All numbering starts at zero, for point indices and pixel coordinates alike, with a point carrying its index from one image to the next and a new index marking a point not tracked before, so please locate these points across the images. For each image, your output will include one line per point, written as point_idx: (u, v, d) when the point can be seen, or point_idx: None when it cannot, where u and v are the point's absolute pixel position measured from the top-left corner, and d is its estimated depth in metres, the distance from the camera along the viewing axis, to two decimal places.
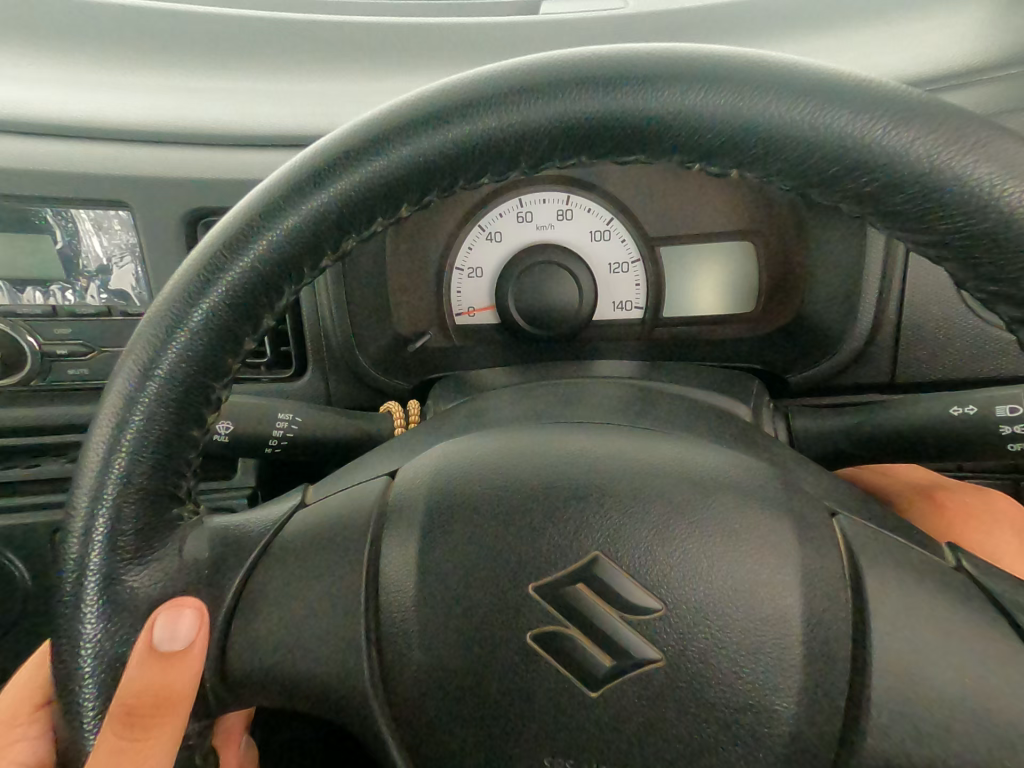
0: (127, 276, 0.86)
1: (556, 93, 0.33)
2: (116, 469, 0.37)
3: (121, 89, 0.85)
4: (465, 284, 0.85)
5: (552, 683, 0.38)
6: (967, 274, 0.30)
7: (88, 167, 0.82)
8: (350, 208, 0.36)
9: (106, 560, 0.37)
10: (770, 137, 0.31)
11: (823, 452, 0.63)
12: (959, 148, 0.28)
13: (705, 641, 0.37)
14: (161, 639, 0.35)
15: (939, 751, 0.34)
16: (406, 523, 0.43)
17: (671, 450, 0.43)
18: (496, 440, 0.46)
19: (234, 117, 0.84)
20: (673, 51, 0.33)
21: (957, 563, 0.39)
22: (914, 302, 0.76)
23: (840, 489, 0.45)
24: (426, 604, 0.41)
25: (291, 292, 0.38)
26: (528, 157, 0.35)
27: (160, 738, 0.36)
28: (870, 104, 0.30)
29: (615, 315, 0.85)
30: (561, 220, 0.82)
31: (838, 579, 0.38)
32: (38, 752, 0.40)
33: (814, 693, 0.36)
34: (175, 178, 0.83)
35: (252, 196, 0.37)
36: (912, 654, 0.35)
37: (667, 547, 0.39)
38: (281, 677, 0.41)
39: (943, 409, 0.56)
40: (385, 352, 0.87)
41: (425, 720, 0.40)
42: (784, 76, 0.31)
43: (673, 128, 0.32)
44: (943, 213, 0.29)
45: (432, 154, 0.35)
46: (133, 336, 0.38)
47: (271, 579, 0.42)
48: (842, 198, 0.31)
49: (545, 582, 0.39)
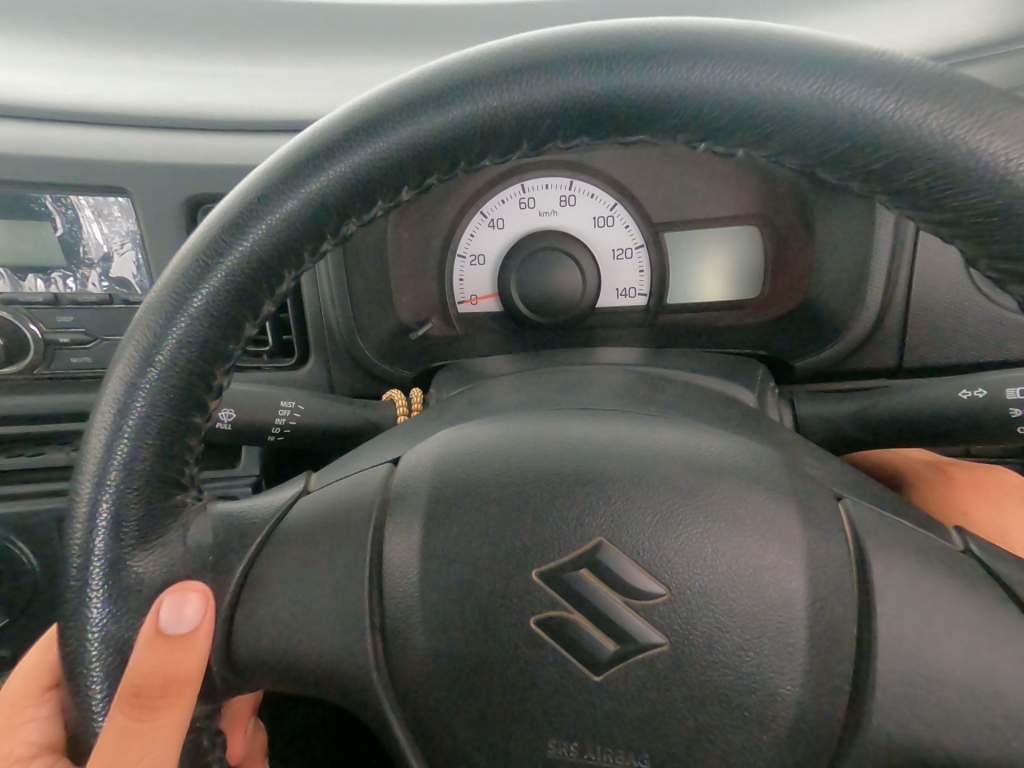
0: (128, 263, 0.85)
1: (559, 70, 0.32)
2: (119, 455, 0.36)
3: (118, 73, 0.84)
4: (467, 272, 0.85)
5: (556, 668, 0.38)
6: (980, 251, 0.30)
7: (86, 154, 0.81)
8: (349, 192, 0.36)
9: (111, 546, 0.37)
10: (777, 115, 0.30)
11: (829, 439, 0.63)
12: (974, 122, 0.28)
13: (710, 626, 0.37)
14: (168, 622, 0.35)
15: (943, 730, 0.34)
16: (408, 511, 0.43)
17: (675, 435, 0.43)
18: (499, 426, 0.45)
19: (233, 102, 0.83)
20: (678, 28, 0.32)
21: (965, 547, 0.39)
22: (920, 285, 0.75)
23: (847, 475, 0.44)
24: (428, 589, 0.41)
25: (292, 277, 0.38)
26: (531, 137, 0.34)
27: (170, 718, 0.36)
28: (881, 78, 0.29)
29: (619, 302, 0.84)
30: (564, 206, 0.81)
31: (843, 564, 0.38)
32: (48, 733, 0.39)
33: (818, 680, 0.36)
34: (176, 164, 0.82)
35: (251, 180, 0.37)
36: (917, 637, 0.35)
37: (672, 532, 0.39)
38: (285, 663, 0.41)
39: (950, 394, 0.55)
40: (387, 339, 0.87)
41: (430, 703, 0.40)
42: (794, 52, 0.30)
43: (677, 107, 0.32)
44: (958, 190, 0.29)
45: (433, 134, 0.34)
46: (132, 323, 0.37)
47: (274, 567, 0.42)
48: (851, 177, 0.31)
49: (546, 568, 0.39)
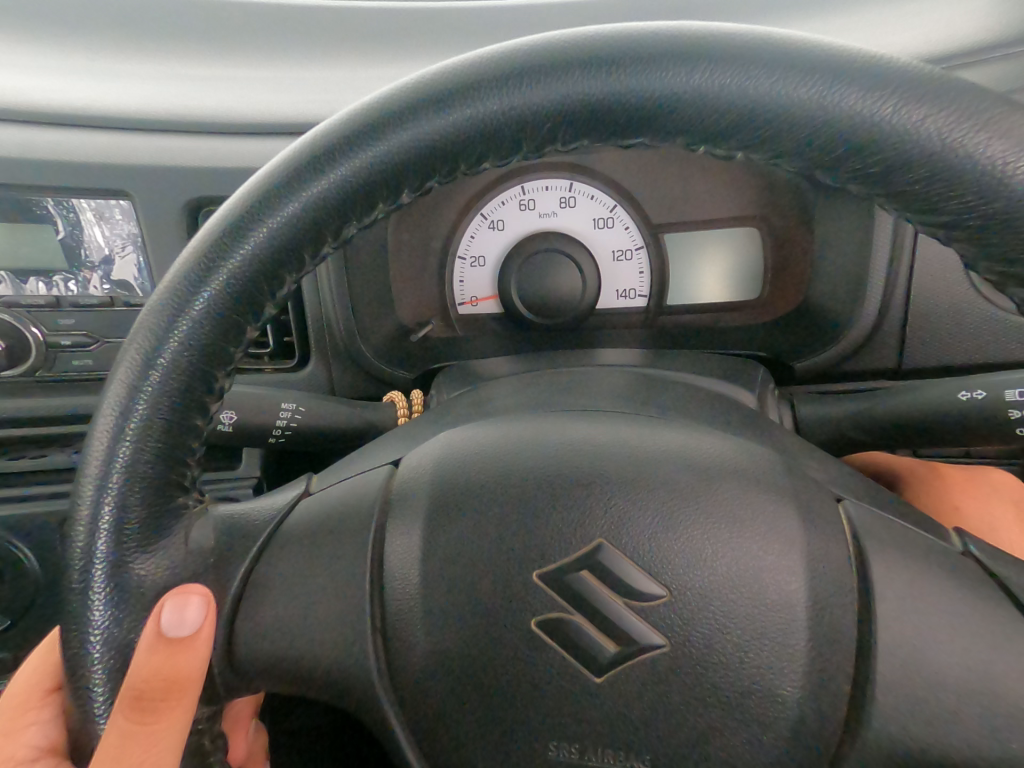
0: (129, 265, 0.86)
1: (559, 73, 0.33)
2: (121, 457, 0.37)
3: (120, 77, 0.84)
4: (467, 273, 0.85)
5: (558, 669, 0.38)
6: (979, 254, 0.30)
7: (88, 157, 0.81)
8: (350, 195, 0.36)
9: (113, 548, 0.37)
10: (776, 118, 0.30)
11: (829, 440, 0.63)
12: (972, 126, 0.28)
13: (710, 626, 0.37)
14: (169, 624, 0.35)
15: (943, 731, 0.34)
16: (409, 513, 0.43)
17: (675, 437, 0.43)
18: (499, 428, 0.46)
19: (234, 104, 0.84)
20: (676, 31, 0.32)
21: (965, 548, 0.39)
22: (920, 286, 0.76)
23: (847, 476, 0.44)
24: (430, 591, 0.41)
25: (292, 280, 0.38)
26: (530, 141, 0.34)
27: (172, 721, 0.36)
28: (879, 81, 0.29)
29: (619, 304, 0.84)
30: (564, 207, 0.81)
31: (843, 565, 0.38)
32: (50, 736, 0.39)
33: (819, 680, 0.36)
34: (177, 167, 0.82)
35: (251, 183, 0.37)
36: (916, 637, 0.35)
37: (672, 533, 0.39)
38: (286, 665, 0.41)
39: (950, 394, 0.55)
40: (388, 341, 0.87)
41: (431, 705, 0.40)
42: (793, 56, 0.30)
43: (677, 110, 0.32)
44: (956, 192, 0.29)
45: (432, 138, 0.34)
46: (134, 326, 0.38)
47: (275, 569, 0.42)
48: (850, 179, 0.31)
49: (547, 570, 0.39)
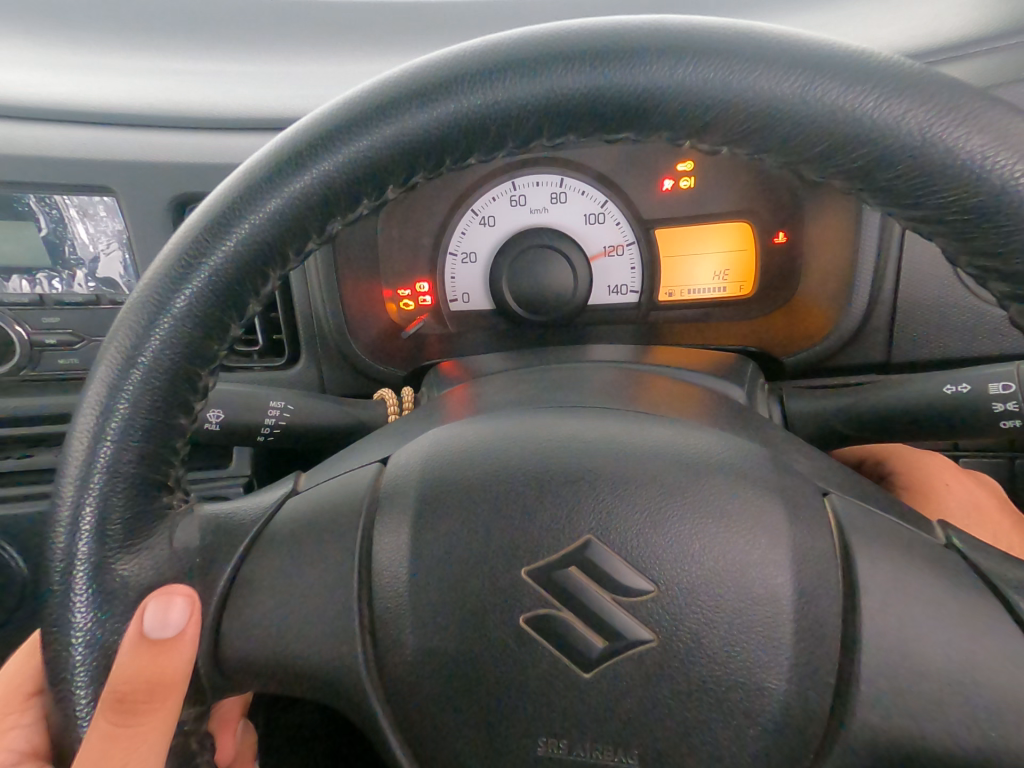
0: (115, 262, 0.85)
1: (542, 68, 0.32)
2: (103, 457, 0.36)
3: (105, 72, 0.83)
4: (458, 270, 0.85)
5: (546, 666, 0.38)
6: (961, 248, 0.30)
7: (72, 154, 0.81)
8: (332, 191, 0.35)
9: (95, 549, 0.36)
10: (760, 113, 0.30)
11: (819, 435, 0.63)
12: (952, 120, 0.28)
13: (696, 620, 0.37)
14: (152, 626, 0.35)
15: (926, 722, 0.34)
16: (397, 510, 0.43)
17: (664, 433, 0.43)
18: (488, 425, 0.45)
19: (221, 101, 0.83)
20: (663, 24, 0.32)
21: (949, 541, 0.39)
22: (908, 280, 0.76)
23: (835, 470, 0.44)
24: (418, 589, 0.41)
25: (276, 277, 0.38)
26: (514, 136, 0.34)
27: (156, 722, 0.36)
28: (860, 75, 0.29)
29: (610, 298, 0.85)
30: (555, 203, 0.82)
31: (829, 560, 0.38)
32: (31, 740, 0.39)
33: (804, 674, 0.36)
34: (163, 164, 0.82)
35: (232, 180, 0.36)
36: (899, 630, 0.35)
37: (659, 528, 0.39)
38: (273, 665, 0.41)
39: (937, 388, 0.56)
40: (378, 337, 0.87)
41: (419, 702, 0.40)
42: (779, 50, 0.30)
43: (661, 106, 0.32)
44: (937, 188, 0.29)
45: (416, 134, 0.34)
46: (115, 324, 0.37)
47: (263, 569, 0.42)
48: (833, 174, 0.31)
49: (535, 566, 0.39)
